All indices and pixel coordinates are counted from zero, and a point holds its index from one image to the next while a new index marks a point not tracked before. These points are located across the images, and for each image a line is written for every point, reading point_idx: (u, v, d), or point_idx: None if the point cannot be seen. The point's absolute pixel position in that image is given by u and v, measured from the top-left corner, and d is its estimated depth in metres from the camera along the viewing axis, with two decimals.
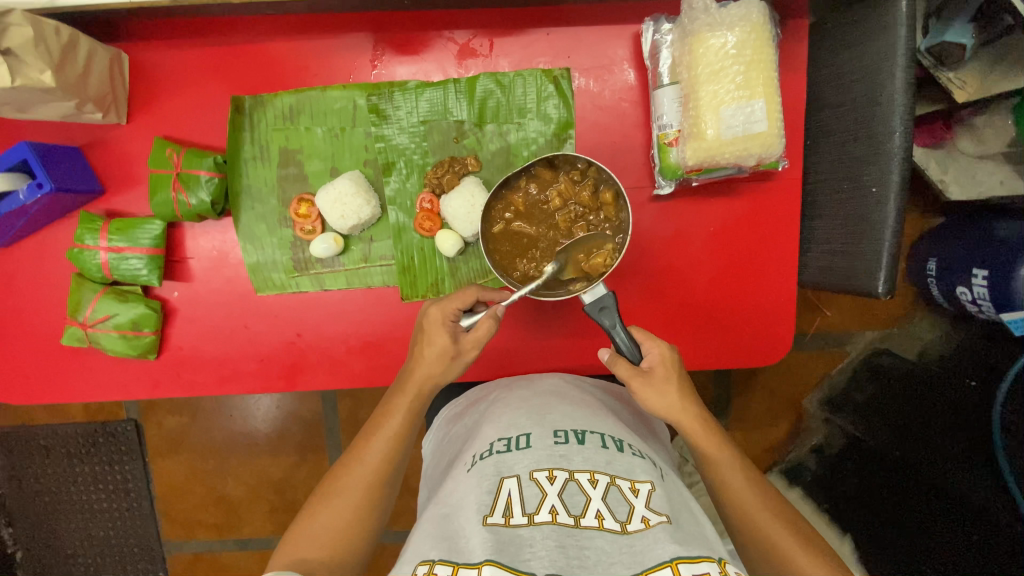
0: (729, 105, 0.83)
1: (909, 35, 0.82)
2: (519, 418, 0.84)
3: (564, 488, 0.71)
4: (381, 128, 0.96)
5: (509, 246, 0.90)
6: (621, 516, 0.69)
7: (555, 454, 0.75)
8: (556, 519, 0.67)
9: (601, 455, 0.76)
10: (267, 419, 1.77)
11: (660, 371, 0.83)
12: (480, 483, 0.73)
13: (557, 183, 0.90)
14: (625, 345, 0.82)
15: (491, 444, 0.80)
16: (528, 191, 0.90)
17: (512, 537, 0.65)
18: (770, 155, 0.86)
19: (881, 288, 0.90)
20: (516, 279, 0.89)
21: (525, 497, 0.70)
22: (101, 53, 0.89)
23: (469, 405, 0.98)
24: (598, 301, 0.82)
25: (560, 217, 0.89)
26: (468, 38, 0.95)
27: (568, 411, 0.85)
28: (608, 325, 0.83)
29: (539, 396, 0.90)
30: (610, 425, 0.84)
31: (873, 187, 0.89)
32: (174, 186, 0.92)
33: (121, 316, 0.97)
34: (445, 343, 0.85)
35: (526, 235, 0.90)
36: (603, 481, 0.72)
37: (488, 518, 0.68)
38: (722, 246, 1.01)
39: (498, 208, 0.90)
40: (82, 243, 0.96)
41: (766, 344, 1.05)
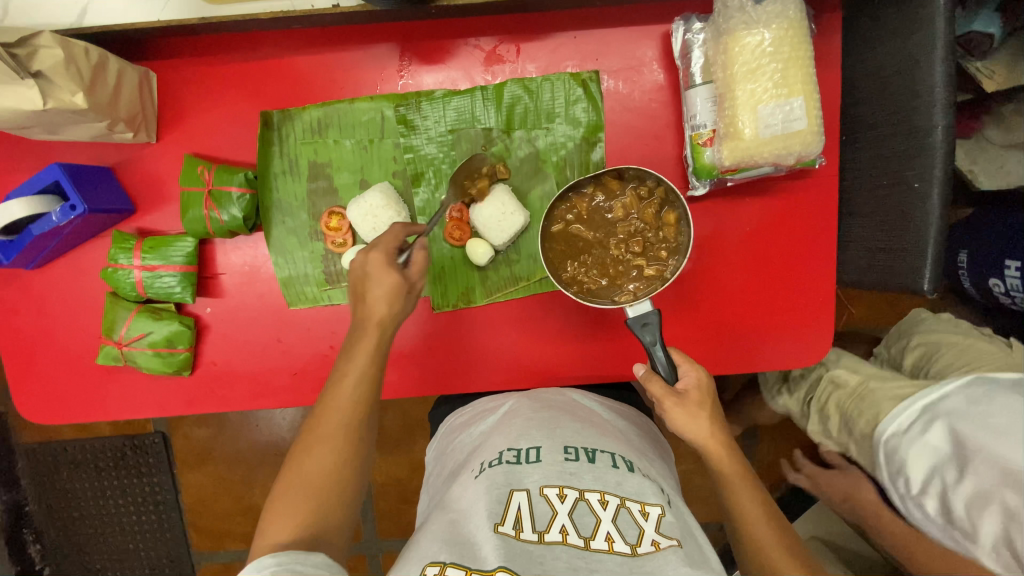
0: (767, 103, 0.82)
1: (948, 25, 0.80)
2: (529, 430, 0.84)
3: (575, 508, 0.73)
4: (410, 139, 0.96)
5: (563, 247, 0.88)
6: (632, 538, 0.71)
7: (566, 472, 0.76)
8: (567, 539, 0.70)
9: (611, 476, 0.77)
10: (294, 429, 1.77)
11: (694, 396, 0.82)
12: (490, 492, 0.74)
13: (623, 195, 0.88)
14: (660, 364, 0.82)
15: (501, 453, 0.81)
16: (594, 198, 0.88)
17: (522, 552, 0.68)
18: (809, 153, 0.84)
19: (926, 286, 0.88)
20: (564, 280, 0.87)
21: (535, 514, 0.72)
22: (130, 73, 0.89)
23: (472, 417, 0.98)
24: (642, 317, 0.82)
25: (620, 229, 0.87)
26: (494, 44, 0.94)
27: (576, 427, 0.85)
28: (648, 341, 0.82)
29: (547, 408, 0.90)
30: (617, 444, 0.84)
31: (916, 182, 0.87)
32: (207, 203, 0.92)
33: (155, 334, 0.97)
34: (395, 281, 0.81)
35: (583, 239, 0.88)
36: (613, 502, 0.74)
37: (499, 526, 0.70)
38: (758, 247, 1.00)
39: (561, 209, 0.87)
40: (116, 262, 0.96)
41: (804, 345, 1.03)
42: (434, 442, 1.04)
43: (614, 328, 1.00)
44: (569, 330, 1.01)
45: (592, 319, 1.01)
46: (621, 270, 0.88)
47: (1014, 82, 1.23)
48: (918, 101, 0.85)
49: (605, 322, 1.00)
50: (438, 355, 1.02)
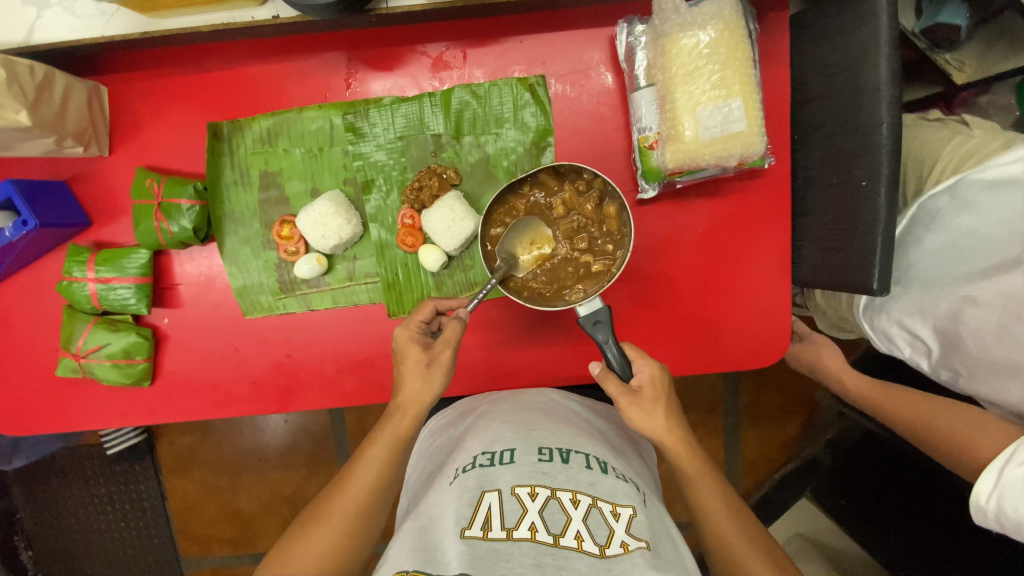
0: (706, 105, 0.81)
1: (890, 22, 0.80)
2: (505, 431, 0.82)
3: (546, 506, 0.70)
4: (359, 146, 0.96)
5: (509, 252, 0.89)
6: (601, 539, 0.67)
7: (538, 471, 0.74)
8: (535, 537, 0.66)
9: (584, 475, 0.74)
10: (276, 434, 1.78)
11: (649, 391, 0.80)
12: (460, 495, 0.72)
13: (561, 191, 0.88)
14: (615, 361, 0.81)
15: (474, 457, 0.79)
16: (532, 197, 0.89)
17: (489, 551, 0.64)
18: (753, 153, 0.84)
19: (875, 285, 0.87)
20: (513, 287, 0.88)
21: (504, 512, 0.69)
22: (78, 88, 0.90)
23: (459, 416, 0.97)
24: (593, 314, 0.81)
25: (562, 227, 0.88)
26: (441, 50, 0.94)
27: (554, 428, 0.83)
28: (601, 339, 0.81)
29: (526, 410, 0.87)
30: (594, 444, 0.81)
31: (863, 181, 0.86)
32: (156, 216, 0.93)
33: (112, 346, 0.98)
34: (417, 354, 0.83)
35: (528, 242, 0.89)
36: (585, 502, 0.71)
37: (466, 530, 0.67)
38: (712, 247, 0.99)
39: (500, 213, 0.88)
40: (71, 275, 0.97)
41: (763, 345, 1.02)
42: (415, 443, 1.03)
43: (569, 332, 1.00)
44: (524, 334, 1.01)
45: (547, 322, 1.01)
46: (571, 270, 0.88)
47: (985, 71, 1.22)
48: (863, 98, 0.85)
49: (560, 325, 1.01)
50: None
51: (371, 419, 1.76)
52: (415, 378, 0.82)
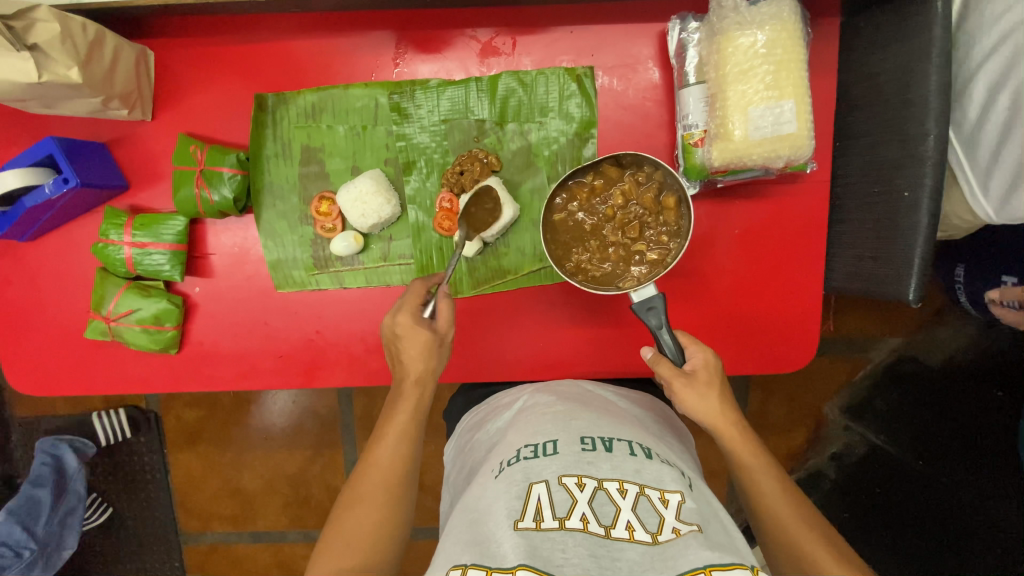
0: (758, 105, 0.82)
1: (945, 34, 0.80)
2: (545, 425, 0.83)
3: (594, 497, 0.69)
4: (402, 127, 0.96)
5: (565, 236, 0.89)
6: (652, 527, 0.67)
7: (583, 461, 0.74)
8: (587, 528, 0.66)
9: (628, 463, 0.74)
10: (284, 413, 1.79)
11: (703, 374, 0.82)
12: (509, 489, 0.72)
13: (621, 182, 0.88)
14: (669, 347, 0.82)
15: (518, 451, 0.79)
16: (593, 186, 0.88)
17: (544, 540, 0.64)
18: (799, 157, 0.84)
19: (911, 296, 0.88)
20: (568, 269, 0.89)
21: (554, 502, 0.69)
22: (127, 50, 0.90)
23: (490, 412, 0.98)
24: (647, 301, 0.82)
25: (618, 216, 0.88)
26: (491, 36, 0.94)
27: (593, 419, 0.84)
28: (654, 325, 0.82)
29: (564, 402, 0.89)
30: (633, 432, 0.83)
31: (905, 191, 0.87)
32: (197, 182, 0.93)
33: (144, 311, 0.98)
34: (429, 336, 0.83)
35: (586, 226, 0.89)
36: (632, 491, 0.70)
37: (519, 522, 0.67)
38: (747, 249, 1.00)
39: (561, 198, 0.88)
40: (107, 238, 0.97)
41: (790, 349, 1.02)
42: (451, 441, 1.04)
43: (599, 325, 1.01)
44: (554, 323, 1.02)
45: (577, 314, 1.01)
46: (624, 256, 0.88)
47: None
48: (911, 108, 0.85)
49: (590, 317, 1.01)
50: None
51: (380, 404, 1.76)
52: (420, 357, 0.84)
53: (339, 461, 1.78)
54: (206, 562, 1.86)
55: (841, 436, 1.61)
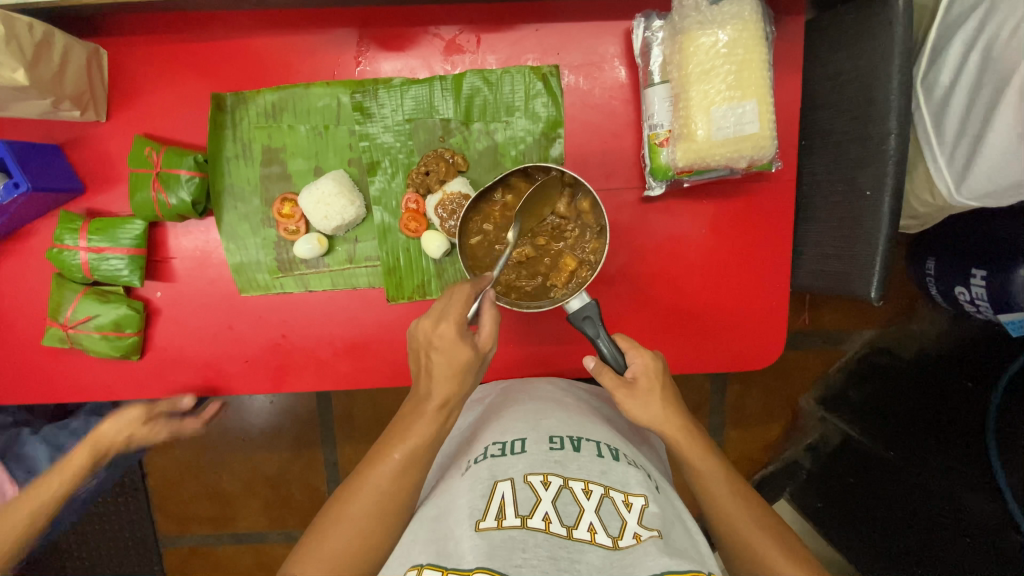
0: (720, 105, 0.81)
1: (904, 35, 0.80)
2: (516, 423, 0.83)
3: (559, 497, 0.69)
4: (365, 127, 0.94)
5: (487, 257, 0.89)
6: (614, 530, 0.66)
7: (550, 461, 0.74)
8: (549, 528, 0.65)
9: (595, 464, 0.75)
10: (261, 415, 1.77)
11: (643, 382, 0.83)
12: (473, 487, 0.72)
13: (534, 194, 0.88)
14: (609, 353, 0.82)
15: (486, 448, 0.80)
16: (505, 202, 0.88)
17: (504, 540, 0.63)
18: (762, 157, 0.84)
19: (874, 294, 0.89)
20: (499, 291, 0.88)
21: (518, 500, 0.69)
22: (78, 49, 0.87)
23: (471, 409, 0.99)
24: (581, 311, 0.82)
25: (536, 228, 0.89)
26: (455, 34, 0.93)
27: (564, 418, 0.84)
28: (591, 335, 0.83)
29: (536, 401, 0.89)
30: (603, 433, 0.83)
31: (868, 191, 0.87)
32: (154, 185, 0.91)
33: (102, 317, 0.95)
34: (468, 356, 0.76)
35: (505, 245, 0.89)
36: (597, 491, 0.71)
37: (481, 521, 0.66)
38: (714, 248, 1.00)
39: (475, 221, 0.88)
40: (62, 243, 0.94)
41: (758, 346, 1.03)
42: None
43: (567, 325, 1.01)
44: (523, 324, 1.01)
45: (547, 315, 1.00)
46: (548, 267, 0.90)
47: None
48: (873, 107, 0.85)
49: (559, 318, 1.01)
50: (392, 347, 1.01)
51: (358, 404, 1.75)
52: (458, 375, 0.77)
53: (318, 463, 1.77)
54: (185, 565, 1.84)
55: (816, 427, 1.70)
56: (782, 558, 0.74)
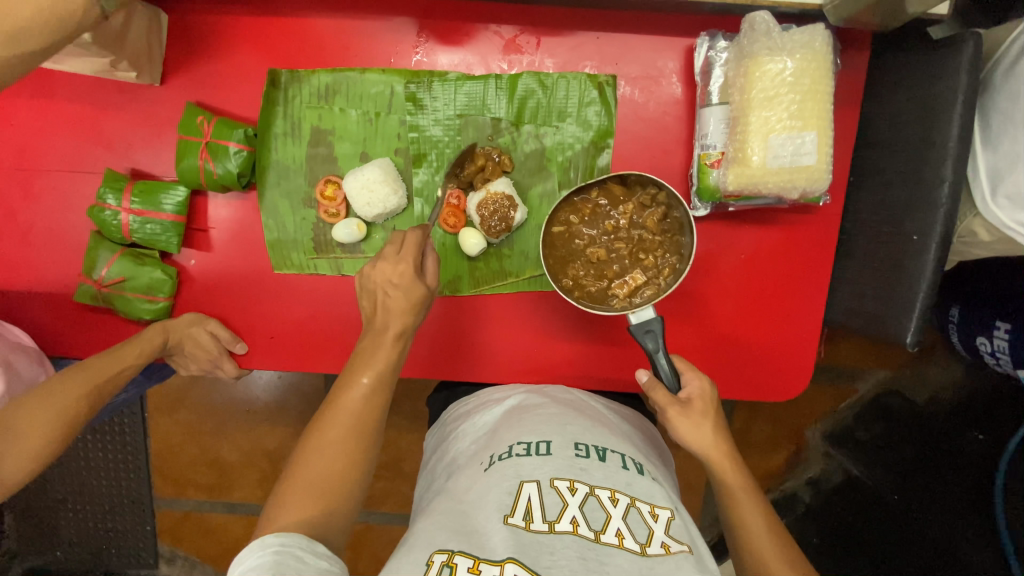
0: (779, 133, 0.81)
1: (970, 81, 0.78)
2: (540, 425, 0.82)
3: (586, 502, 0.69)
4: (416, 118, 0.94)
5: (563, 252, 0.89)
6: (641, 538, 0.67)
7: (576, 466, 0.73)
8: (577, 531, 0.66)
9: (621, 475, 0.74)
10: (271, 389, 1.78)
11: (699, 405, 0.83)
12: (500, 484, 0.72)
13: (627, 200, 0.89)
14: (665, 373, 0.83)
15: (510, 446, 0.78)
16: (596, 204, 0.89)
17: (534, 541, 0.64)
18: (814, 190, 0.83)
19: (909, 339, 0.87)
20: (563, 285, 0.89)
21: (545, 504, 0.69)
22: (141, 10, 0.87)
23: (477, 407, 0.95)
24: (644, 324, 0.81)
25: (619, 236, 0.89)
26: (515, 33, 0.92)
27: (587, 425, 0.83)
28: (651, 349, 0.82)
29: (559, 405, 0.87)
30: (627, 446, 0.82)
31: (914, 235, 0.86)
32: (203, 154, 0.91)
33: (137, 279, 0.97)
34: (421, 287, 0.82)
35: (584, 243, 0.89)
36: (623, 501, 0.70)
37: (510, 517, 0.67)
38: (752, 274, 0.99)
39: (564, 212, 0.89)
40: (104, 202, 0.95)
41: (783, 377, 1.02)
42: (434, 429, 1.02)
43: (594, 336, 1.00)
44: (550, 330, 1.00)
45: (575, 324, 1.00)
46: (618, 275, 0.89)
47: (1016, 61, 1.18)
48: (930, 149, 0.84)
49: (586, 327, 1.00)
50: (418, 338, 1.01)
51: None
52: (413, 307, 0.81)
53: None
54: (177, 530, 1.85)
55: (820, 460, 1.64)
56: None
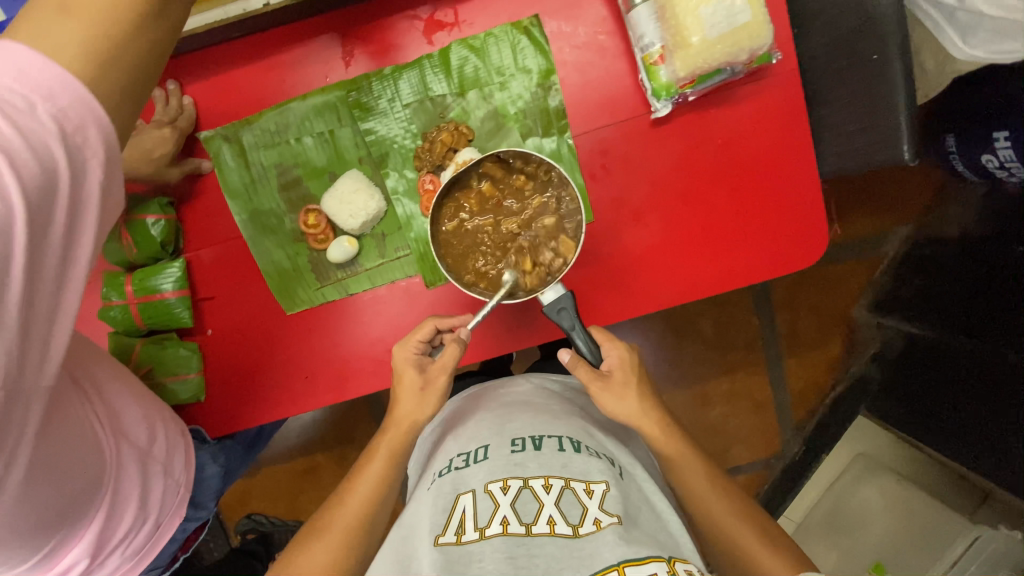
0: (708, 3, 0.84)
1: None
2: (479, 430, 0.83)
3: (518, 497, 0.70)
4: (369, 122, 0.96)
5: (458, 247, 0.93)
6: (574, 518, 0.68)
7: (510, 464, 0.74)
8: (507, 530, 0.67)
9: (555, 459, 0.75)
10: (326, 451, 1.74)
11: (618, 376, 0.87)
12: (436, 502, 0.73)
13: (511, 177, 0.92)
14: (586, 349, 0.85)
15: (451, 459, 0.80)
16: (480, 187, 0.92)
17: (463, 554, 0.65)
18: (760, 46, 0.85)
19: (908, 154, 0.89)
20: (465, 279, 0.92)
21: (478, 511, 0.70)
22: None
23: (445, 415, 0.98)
24: (556, 304, 0.83)
25: (514, 215, 0.93)
26: (432, 11, 0.95)
27: (529, 420, 0.83)
28: (568, 326, 0.84)
29: (503, 405, 0.88)
30: (567, 426, 0.82)
31: (872, 55, 0.88)
32: (125, 235, 0.97)
33: (165, 363, 1.00)
34: (413, 376, 0.86)
35: (480, 230, 0.93)
36: (557, 485, 0.71)
37: (440, 537, 0.68)
38: (734, 154, 0.98)
39: (449, 208, 0.93)
40: (110, 300, 1.00)
41: (804, 239, 1.00)
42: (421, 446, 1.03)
43: (607, 269, 1.00)
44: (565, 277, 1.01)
45: (585, 262, 1.00)
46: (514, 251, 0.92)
47: None
48: None
49: (594, 263, 1.00)
50: None
51: None
52: (417, 398, 0.86)
53: None
54: None
55: (874, 336, 1.64)
56: (765, 552, 0.77)
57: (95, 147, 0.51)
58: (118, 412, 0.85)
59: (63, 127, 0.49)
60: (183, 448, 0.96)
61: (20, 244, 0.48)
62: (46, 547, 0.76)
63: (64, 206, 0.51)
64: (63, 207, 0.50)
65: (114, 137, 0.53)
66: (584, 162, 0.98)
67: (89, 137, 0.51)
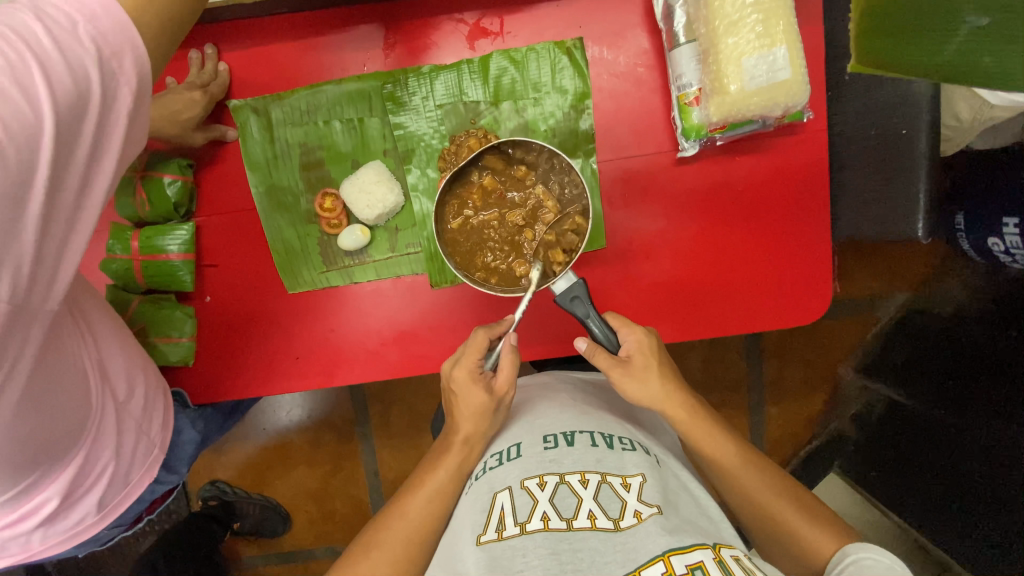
0: (751, 54, 0.85)
1: None
2: (513, 431, 0.84)
3: (556, 493, 0.69)
4: (399, 116, 0.96)
5: (466, 243, 0.93)
6: (614, 512, 0.66)
7: (545, 460, 0.74)
8: (548, 527, 0.65)
9: (590, 454, 0.74)
10: (301, 429, 1.73)
11: (639, 358, 0.84)
12: (475, 504, 0.73)
13: (513, 169, 0.92)
14: (600, 333, 0.85)
15: (486, 462, 0.81)
16: (483, 180, 0.92)
17: (505, 550, 0.64)
18: (796, 104, 0.87)
19: (922, 232, 0.93)
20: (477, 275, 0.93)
21: (516, 508, 0.68)
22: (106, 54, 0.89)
23: None
24: (569, 292, 0.84)
25: (518, 207, 0.93)
26: (478, 17, 0.95)
27: (557, 415, 0.83)
28: (582, 315, 0.85)
29: (532, 405, 0.89)
30: (596, 421, 0.82)
31: (904, 129, 0.91)
32: (139, 191, 0.97)
33: (159, 323, 1.00)
34: (484, 398, 0.82)
35: (485, 225, 0.93)
36: (594, 480, 0.70)
37: (482, 536, 0.67)
38: (754, 202, 1.00)
39: (453, 206, 0.93)
40: (113, 253, 0.99)
41: (810, 295, 1.01)
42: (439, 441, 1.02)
43: (612, 295, 1.01)
44: None
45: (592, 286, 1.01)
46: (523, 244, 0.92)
47: None
48: None
49: (600, 287, 1.01)
50: (440, 331, 1.01)
51: (395, 411, 1.71)
52: (477, 416, 0.82)
53: (360, 472, 1.73)
54: None
55: (857, 397, 1.64)
56: (808, 527, 0.78)
57: (128, 75, 0.54)
58: (106, 358, 0.85)
59: (101, 51, 0.51)
60: (163, 402, 0.96)
61: (44, 159, 0.49)
62: (24, 477, 0.76)
63: (89, 130, 0.52)
64: (88, 131, 0.52)
65: (147, 69, 0.56)
66: (605, 188, 0.99)
67: (124, 63, 0.53)
